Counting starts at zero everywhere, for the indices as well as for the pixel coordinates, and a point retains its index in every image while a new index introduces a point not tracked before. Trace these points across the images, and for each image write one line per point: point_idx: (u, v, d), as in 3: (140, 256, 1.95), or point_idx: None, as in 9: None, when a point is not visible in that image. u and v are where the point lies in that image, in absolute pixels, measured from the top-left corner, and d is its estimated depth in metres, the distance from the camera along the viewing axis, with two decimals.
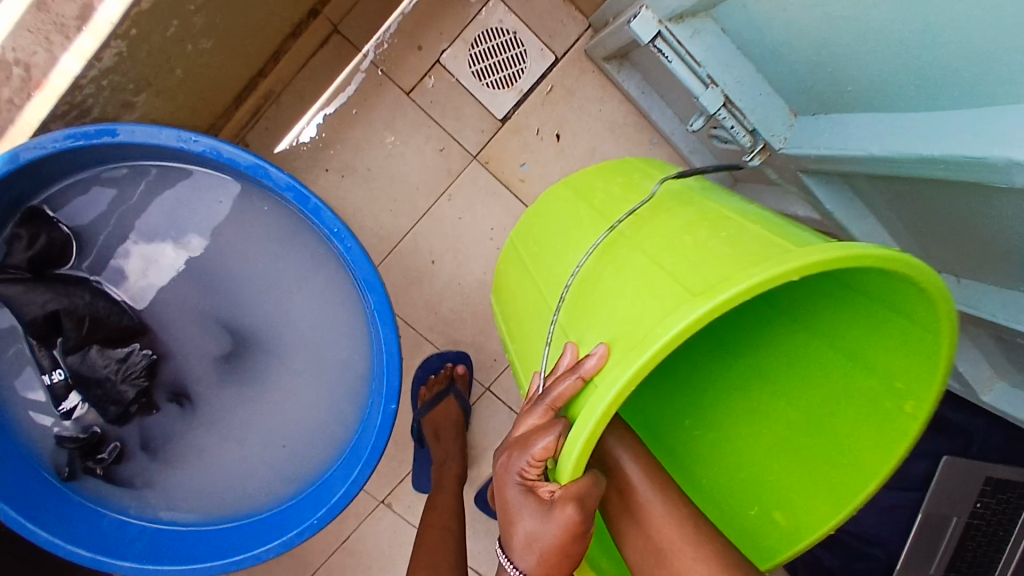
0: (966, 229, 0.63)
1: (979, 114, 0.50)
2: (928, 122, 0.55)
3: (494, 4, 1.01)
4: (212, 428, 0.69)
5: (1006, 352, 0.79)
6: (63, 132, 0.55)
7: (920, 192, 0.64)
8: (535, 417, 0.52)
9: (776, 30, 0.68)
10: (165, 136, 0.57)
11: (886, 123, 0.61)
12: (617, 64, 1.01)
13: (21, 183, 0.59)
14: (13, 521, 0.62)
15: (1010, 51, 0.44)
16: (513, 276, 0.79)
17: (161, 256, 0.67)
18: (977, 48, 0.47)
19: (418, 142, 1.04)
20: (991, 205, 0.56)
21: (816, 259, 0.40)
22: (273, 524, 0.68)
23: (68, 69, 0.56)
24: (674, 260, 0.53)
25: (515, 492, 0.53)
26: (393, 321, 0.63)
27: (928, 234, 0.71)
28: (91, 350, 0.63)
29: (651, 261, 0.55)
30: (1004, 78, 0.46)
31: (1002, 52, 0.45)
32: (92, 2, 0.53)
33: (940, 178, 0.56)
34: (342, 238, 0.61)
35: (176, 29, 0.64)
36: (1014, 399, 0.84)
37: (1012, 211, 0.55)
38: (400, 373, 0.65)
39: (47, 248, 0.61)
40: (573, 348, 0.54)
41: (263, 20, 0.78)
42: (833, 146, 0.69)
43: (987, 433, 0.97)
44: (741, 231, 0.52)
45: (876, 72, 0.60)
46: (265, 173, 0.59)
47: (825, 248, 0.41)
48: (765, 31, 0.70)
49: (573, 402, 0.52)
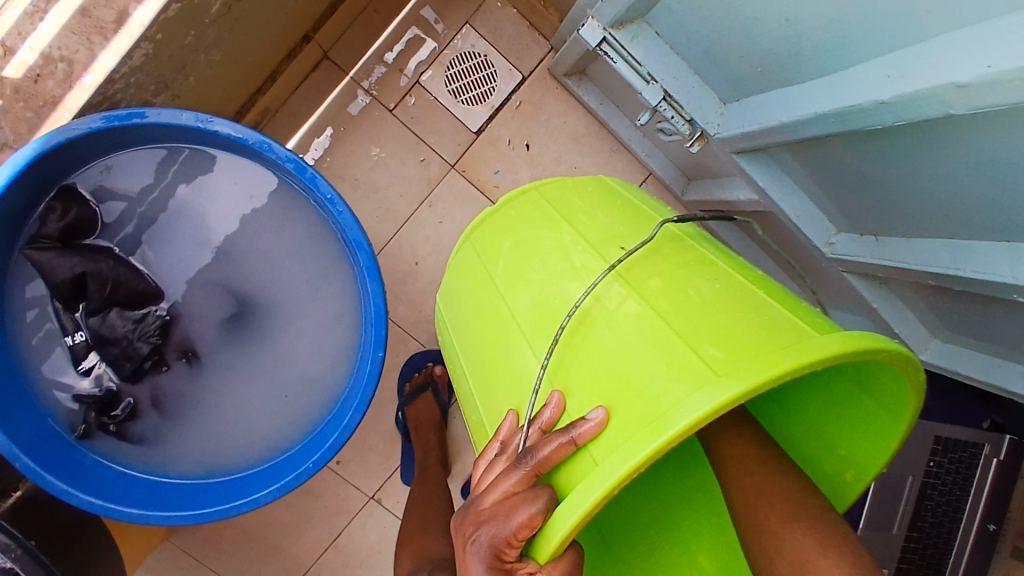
0: (867, 182, 0.76)
1: (859, 70, 0.62)
2: (822, 86, 0.67)
3: (467, 32, 1.15)
4: (221, 381, 0.77)
5: (929, 304, 0.88)
6: (99, 115, 0.65)
7: (827, 152, 0.76)
8: (513, 480, 0.48)
9: (696, 28, 0.80)
10: (186, 117, 0.68)
11: (790, 95, 0.73)
12: (577, 80, 1.15)
13: (55, 162, 0.68)
14: (30, 471, 0.66)
15: (871, 14, 0.57)
16: (462, 300, 0.75)
17: (176, 231, 0.76)
18: (850, 17, 0.59)
19: (401, 153, 1.16)
20: (884, 151, 0.68)
21: (813, 357, 0.42)
22: (272, 472, 0.74)
23: (105, 65, 0.67)
24: (678, 313, 0.53)
25: (481, 567, 0.46)
26: (380, 277, 0.72)
27: (843, 196, 0.83)
28: (111, 313, 0.72)
29: (640, 301, 0.55)
30: (873, 39, 0.59)
31: (866, 16, 0.57)
32: (128, 8, 0.65)
33: (834, 132, 0.68)
34: (334, 204, 0.71)
35: (192, 39, 0.76)
36: (949, 353, 0.93)
37: (898, 152, 0.67)
38: (387, 323, 0.73)
39: (76, 221, 0.71)
40: (560, 401, 0.53)
41: (264, 40, 0.91)
42: (749, 121, 0.81)
43: (932, 400, 1.03)
44: (735, 291, 0.54)
45: (778, 53, 0.72)
46: (269, 148, 0.70)
47: (832, 343, 0.44)
48: (692, 30, 0.81)
49: (560, 470, 0.49)
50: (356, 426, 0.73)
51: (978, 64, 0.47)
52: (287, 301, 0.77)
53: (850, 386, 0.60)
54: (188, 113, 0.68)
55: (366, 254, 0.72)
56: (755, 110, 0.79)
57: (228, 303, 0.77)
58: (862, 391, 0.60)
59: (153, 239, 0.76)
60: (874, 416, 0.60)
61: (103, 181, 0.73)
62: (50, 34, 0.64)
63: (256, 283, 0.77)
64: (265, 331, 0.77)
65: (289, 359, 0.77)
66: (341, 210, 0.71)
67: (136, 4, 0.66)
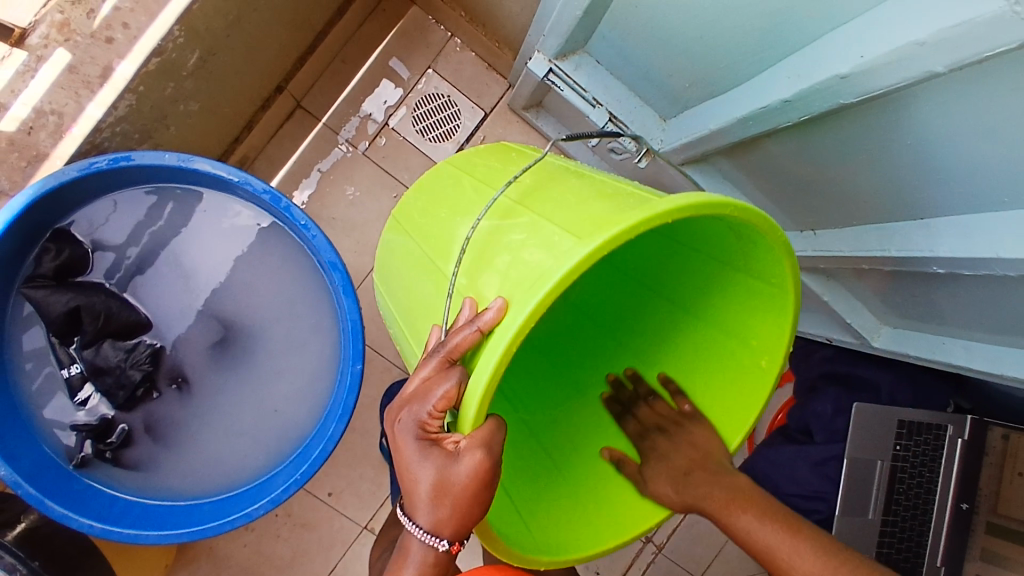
0: (800, 176, 0.82)
1: (770, 72, 0.69)
2: (743, 91, 0.74)
3: (429, 75, 1.24)
4: (212, 404, 0.81)
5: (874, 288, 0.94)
6: (86, 161, 0.71)
7: (762, 151, 0.83)
8: (430, 369, 0.52)
9: (629, 52, 0.88)
10: (167, 158, 0.74)
11: (718, 103, 0.81)
12: (535, 112, 1.23)
13: (49, 207, 0.74)
14: (33, 497, 0.71)
15: (762, 21, 0.65)
16: (402, 244, 0.79)
17: (163, 267, 0.82)
18: (747, 27, 0.67)
19: (375, 191, 1.23)
20: (808, 145, 0.75)
21: (665, 208, 0.44)
22: (263, 487, 0.78)
23: (92, 115, 0.75)
24: (567, 217, 0.56)
25: (416, 447, 0.53)
26: (354, 293, 0.77)
27: (781, 195, 0.89)
28: (104, 345, 0.77)
29: (544, 215, 0.58)
30: (775, 43, 0.67)
31: (759, 23, 0.66)
32: (112, 64, 0.74)
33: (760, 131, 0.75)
34: (308, 229, 0.77)
35: (171, 90, 0.84)
36: (899, 337, 0.97)
37: (820, 144, 0.73)
38: (363, 337, 0.78)
39: (69, 260, 0.77)
40: (472, 303, 0.55)
41: (238, 91, 0.99)
42: (688, 132, 0.88)
43: (893, 383, 1.06)
44: (620, 196, 0.58)
45: (702, 66, 0.80)
46: (247, 183, 0.76)
47: (689, 196, 0.46)
48: (626, 55, 0.89)
49: (471, 353, 0.53)
50: (339, 436, 0.76)
51: (850, 54, 0.55)
52: (271, 326, 0.82)
53: (720, 268, 0.64)
54: (170, 153, 0.74)
55: (341, 273, 0.77)
56: (692, 123, 0.87)
57: (215, 331, 0.82)
58: (731, 270, 0.63)
59: (142, 275, 0.81)
60: (721, 343, 0.69)
61: (95, 225, 0.79)
62: (41, 91, 0.71)
63: (241, 310, 0.82)
64: (252, 354, 0.82)
65: (277, 379, 0.82)
66: (316, 235, 0.77)
67: (120, 60, 0.74)
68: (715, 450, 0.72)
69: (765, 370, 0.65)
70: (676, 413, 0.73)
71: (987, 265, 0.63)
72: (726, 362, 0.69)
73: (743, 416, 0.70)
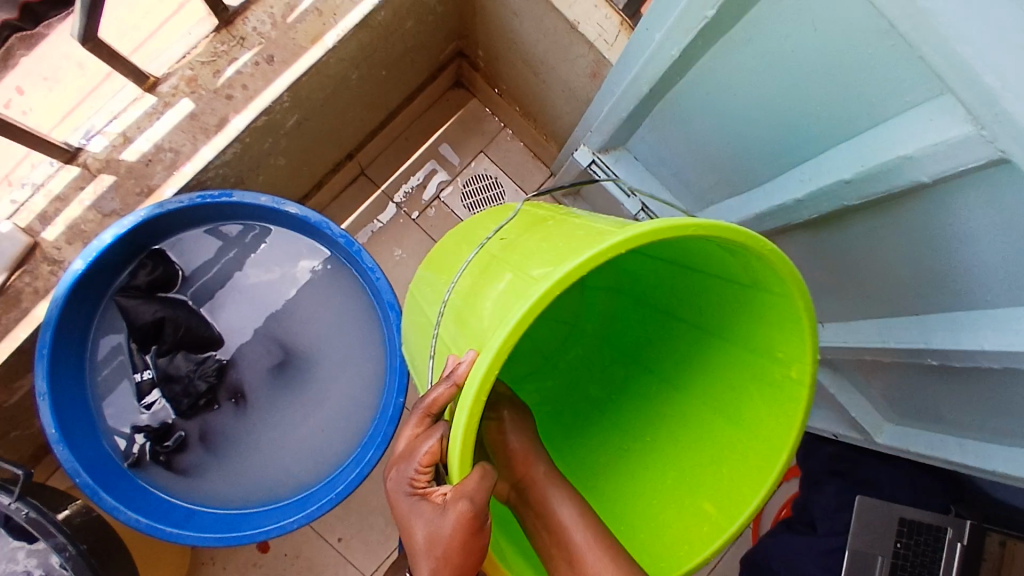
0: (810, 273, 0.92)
1: (786, 173, 0.80)
2: (764, 190, 0.85)
3: (480, 158, 1.39)
4: (263, 421, 0.89)
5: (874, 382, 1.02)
6: (196, 194, 0.83)
7: (776, 245, 0.94)
8: (415, 428, 0.64)
9: (662, 152, 1.01)
10: (264, 200, 0.86)
11: (741, 200, 0.92)
12: (572, 199, 1.36)
13: (154, 229, 0.86)
14: (89, 486, 0.78)
15: (780, 131, 0.76)
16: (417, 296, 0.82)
17: (237, 293, 0.92)
18: (766, 135, 0.79)
19: (420, 254, 1.34)
20: (816, 240, 0.85)
21: (632, 232, 0.49)
22: (299, 504, 0.84)
23: (204, 156, 0.89)
24: (562, 243, 0.61)
25: (409, 502, 0.63)
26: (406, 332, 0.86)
27: (792, 290, 1.01)
28: (178, 355, 0.86)
29: (540, 241, 0.65)
30: (788, 150, 0.78)
31: (778, 133, 0.77)
32: (229, 118, 0.88)
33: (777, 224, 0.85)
34: (374, 272, 0.87)
35: (269, 145, 0.97)
36: (900, 434, 1.03)
37: (827, 240, 0.83)
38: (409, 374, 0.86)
39: (161, 276, 0.87)
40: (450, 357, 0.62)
41: (317, 153, 1.13)
42: (715, 224, 0.99)
43: (893, 481, 1.13)
44: (580, 227, 0.64)
45: (726, 168, 0.92)
46: (327, 228, 0.87)
47: (654, 224, 0.50)
48: (660, 155, 1.03)
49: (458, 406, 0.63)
50: (376, 462, 0.83)
51: (856, 161, 0.65)
52: (327, 356, 0.91)
53: (733, 287, 0.66)
54: (267, 196, 0.86)
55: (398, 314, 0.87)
56: (718, 217, 0.99)
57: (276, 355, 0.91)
58: (736, 285, 0.66)
59: (220, 298, 0.92)
60: (746, 361, 0.70)
61: (188, 249, 0.91)
62: (164, 130, 0.87)
63: (302, 339, 0.92)
64: (306, 380, 0.90)
65: (325, 404, 0.90)
66: (380, 278, 0.87)
67: (235, 115, 0.89)
68: (723, 514, 0.68)
69: (799, 383, 0.63)
70: (709, 447, 0.73)
71: (975, 357, 0.71)
72: (767, 386, 0.67)
73: (766, 465, 0.67)
